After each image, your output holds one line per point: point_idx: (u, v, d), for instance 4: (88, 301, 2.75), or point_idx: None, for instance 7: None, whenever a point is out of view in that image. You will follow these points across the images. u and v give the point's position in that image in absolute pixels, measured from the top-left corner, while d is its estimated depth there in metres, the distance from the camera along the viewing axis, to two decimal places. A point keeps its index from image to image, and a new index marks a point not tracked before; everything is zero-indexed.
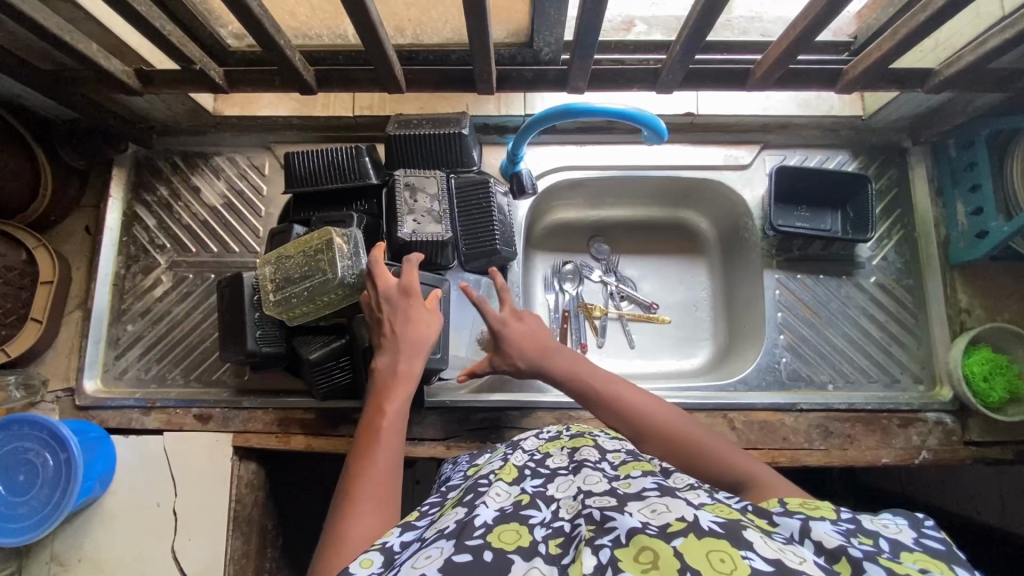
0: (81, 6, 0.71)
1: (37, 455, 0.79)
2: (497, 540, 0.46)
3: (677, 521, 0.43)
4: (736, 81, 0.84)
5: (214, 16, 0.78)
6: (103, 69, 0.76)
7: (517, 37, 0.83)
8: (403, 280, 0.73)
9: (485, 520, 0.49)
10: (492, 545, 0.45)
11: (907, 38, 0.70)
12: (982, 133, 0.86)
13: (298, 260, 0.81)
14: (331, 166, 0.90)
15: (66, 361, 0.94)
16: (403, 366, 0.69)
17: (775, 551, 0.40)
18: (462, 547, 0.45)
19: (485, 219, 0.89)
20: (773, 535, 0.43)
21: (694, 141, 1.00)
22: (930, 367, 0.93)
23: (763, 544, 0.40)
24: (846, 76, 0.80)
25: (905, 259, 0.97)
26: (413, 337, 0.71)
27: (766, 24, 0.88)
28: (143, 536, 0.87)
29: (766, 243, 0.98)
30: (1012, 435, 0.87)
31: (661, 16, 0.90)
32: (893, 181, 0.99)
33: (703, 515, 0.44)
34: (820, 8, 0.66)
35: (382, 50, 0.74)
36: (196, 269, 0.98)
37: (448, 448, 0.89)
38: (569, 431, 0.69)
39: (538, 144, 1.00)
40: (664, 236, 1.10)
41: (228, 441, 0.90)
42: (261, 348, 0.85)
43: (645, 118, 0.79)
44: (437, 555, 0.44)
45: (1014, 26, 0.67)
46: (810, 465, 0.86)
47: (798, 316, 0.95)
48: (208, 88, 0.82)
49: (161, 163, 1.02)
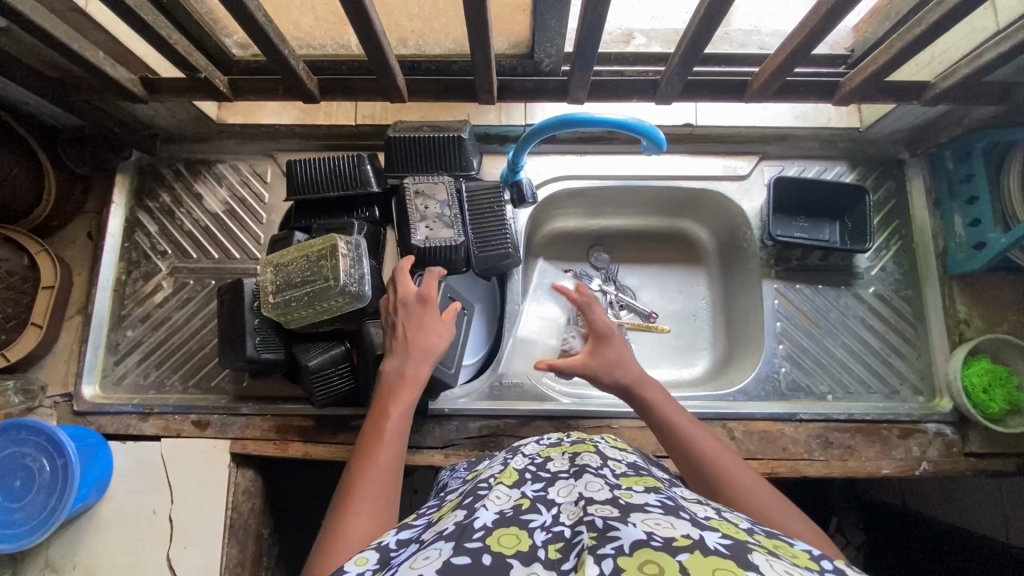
0: (89, 15, 0.72)
1: (34, 460, 0.79)
2: (496, 544, 0.46)
3: (683, 538, 0.43)
4: (734, 92, 0.85)
5: (219, 26, 0.80)
6: (109, 77, 0.77)
7: (518, 49, 0.84)
8: (422, 288, 0.76)
9: (484, 523, 0.49)
10: (490, 548, 0.45)
11: (901, 50, 0.71)
12: (978, 146, 0.86)
13: (300, 264, 0.83)
14: (332, 174, 0.91)
15: (65, 366, 0.94)
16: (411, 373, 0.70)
17: (782, 573, 0.39)
18: (461, 549, 0.45)
19: (499, 223, 0.91)
20: (779, 556, 0.43)
21: (693, 152, 1.01)
22: (929, 377, 0.93)
23: (769, 567, 0.40)
24: (843, 88, 0.81)
25: (903, 270, 0.97)
26: (424, 342, 0.73)
27: (764, 37, 0.89)
28: (139, 543, 0.86)
29: (765, 252, 0.98)
30: (1013, 447, 0.87)
31: (660, 29, 0.91)
32: (891, 193, 1.00)
33: (710, 536, 0.44)
34: (815, 21, 0.67)
35: (385, 59, 0.75)
36: (197, 276, 0.99)
37: (446, 457, 0.88)
38: (571, 437, 0.68)
39: (538, 153, 1.01)
40: (663, 245, 1.11)
41: (225, 448, 0.89)
42: (261, 354, 0.85)
43: (644, 129, 0.79)
44: (435, 557, 0.44)
45: (1008, 39, 0.68)
46: (810, 476, 0.86)
47: (798, 327, 0.95)
48: (212, 96, 0.83)
49: (164, 170, 1.02)
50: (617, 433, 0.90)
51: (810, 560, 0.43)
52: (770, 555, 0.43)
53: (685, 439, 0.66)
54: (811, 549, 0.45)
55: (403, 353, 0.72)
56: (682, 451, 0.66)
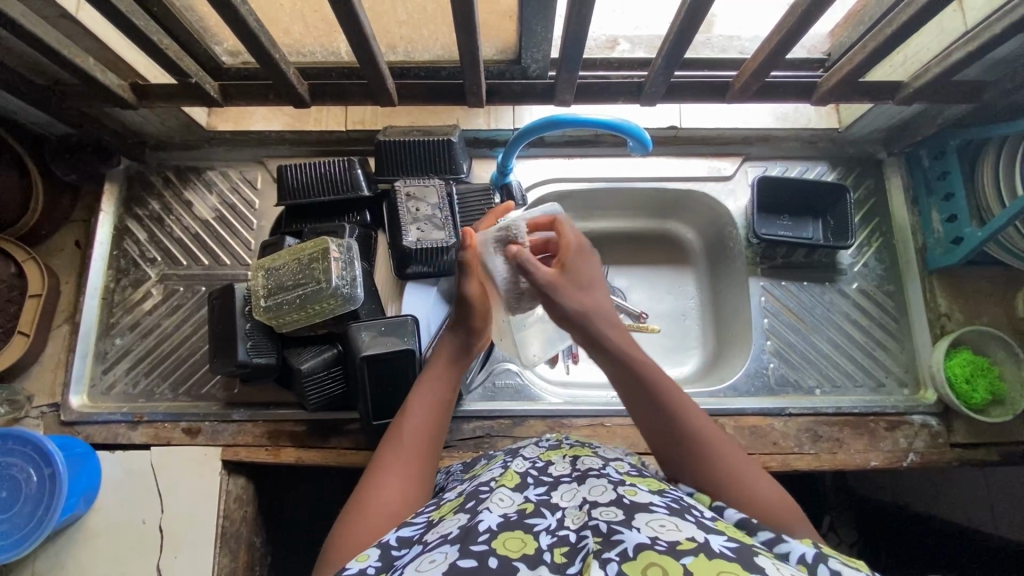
0: (79, 22, 0.73)
1: (21, 470, 0.78)
2: (502, 547, 0.46)
3: (687, 541, 0.43)
4: (716, 94, 0.88)
5: (210, 34, 0.80)
6: (99, 83, 0.77)
7: (506, 54, 0.86)
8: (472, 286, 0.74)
9: (490, 525, 0.48)
10: (496, 552, 0.45)
11: (875, 50, 0.74)
12: (952, 144, 0.90)
13: (291, 267, 0.85)
14: (323, 179, 0.92)
15: (53, 375, 0.93)
16: (445, 359, 0.73)
17: None
18: (467, 552, 0.45)
19: None
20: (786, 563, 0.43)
21: (678, 154, 1.04)
22: (913, 370, 0.95)
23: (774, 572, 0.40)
24: (822, 88, 0.84)
25: (884, 266, 1.00)
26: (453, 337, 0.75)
27: (743, 43, 0.91)
28: (128, 554, 0.85)
29: (751, 251, 1.00)
30: (998, 437, 0.89)
31: (644, 36, 0.92)
32: (871, 191, 1.03)
33: (714, 538, 0.44)
34: (792, 22, 0.69)
35: (376, 64, 0.76)
36: (186, 282, 0.98)
37: (440, 458, 0.88)
38: (569, 440, 0.67)
39: (527, 157, 1.03)
40: (651, 247, 1.12)
41: (216, 455, 0.88)
42: (253, 359, 0.84)
43: (630, 129, 0.81)
44: (442, 560, 0.45)
45: (976, 39, 0.71)
46: (801, 469, 0.87)
47: (785, 323, 0.97)
48: (205, 102, 0.84)
49: (153, 177, 1.03)
50: (610, 432, 0.90)
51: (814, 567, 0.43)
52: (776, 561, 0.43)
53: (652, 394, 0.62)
54: (806, 554, 0.45)
55: (450, 341, 0.75)
56: (648, 409, 0.63)
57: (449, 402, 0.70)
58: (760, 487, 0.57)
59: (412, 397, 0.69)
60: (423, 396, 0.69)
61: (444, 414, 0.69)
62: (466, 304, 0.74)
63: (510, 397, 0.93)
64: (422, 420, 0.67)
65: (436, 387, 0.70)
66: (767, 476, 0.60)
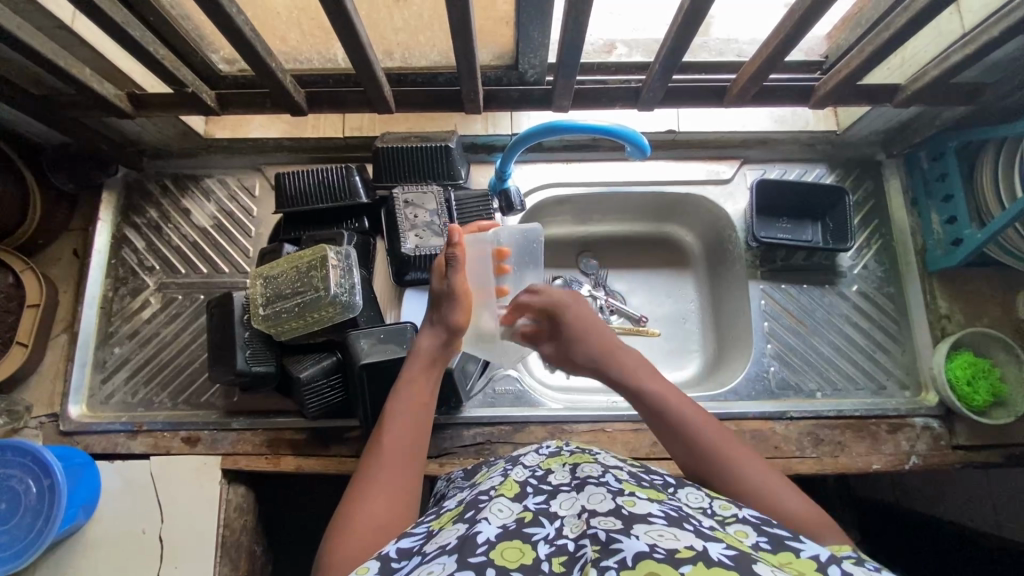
0: (75, 33, 0.73)
1: (20, 481, 0.77)
2: (499, 557, 0.46)
3: (686, 549, 0.43)
4: (714, 97, 0.88)
5: (207, 41, 0.80)
6: (95, 93, 0.78)
7: (503, 60, 0.86)
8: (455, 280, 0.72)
9: (488, 536, 0.48)
10: (494, 562, 0.45)
11: (873, 54, 0.74)
12: (949, 146, 0.90)
13: (290, 275, 0.85)
14: (321, 186, 0.91)
15: (51, 386, 0.92)
16: (426, 356, 0.72)
17: None
18: (465, 563, 0.45)
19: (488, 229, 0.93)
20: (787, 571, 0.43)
21: (676, 158, 1.03)
22: (914, 373, 0.95)
23: None
24: (819, 91, 0.84)
25: (884, 268, 0.99)
26: (431, 336, 0.73)
27: (742, 45, 0.91)
28: (127, 565, 0.84)
29: (750, 254, 1.00)
30: (1001, 440, 0.88)
31: (642, 39, 0.91)
32: (870, 192, 1.02)
33: (713, 546, 0.44)
34: (789, 27, 0.69)
35: (373, 72, 0.76)
36: (185, 290, 0.98)
37: (440, 465, 0.88)
38: (569, 446, 0.67)
39: (526, 162, 1.03)
40: (650, 250, 1.12)
41: (216, 464, 0.88)
42: (251, 368, 0.83)
43: (627, 134, 0.80)
44: (439, 571, 0.44)
45: (974, 42, 0.71)
46: (803, 473, 0.87)
47: (785, 326, 0.97)
48: (200, 110, 0.84)
49: (151, 185, 1.03)
50: (610, 437, 0.90)
51: (817, 570, 0.43)
52: (778, 569, 0.43)
53: (667, 419, 0.66)
54: (818, 556, 0.45)
55: (428, 340, 0.73)
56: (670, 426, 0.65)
57: (432, 399, 0.70)
58: (781, 498, 0.57)
59: (394, 403, 0.68)
60: (404, 399, 0.68)
61: (427, 415, 0.68)
62: (451, 299, 0.73)
63: (511, 404, 0.93)
64: (406, 424, 0.66)
65: (419, 390, 0.69)
66: (792, 487, 0.59)
